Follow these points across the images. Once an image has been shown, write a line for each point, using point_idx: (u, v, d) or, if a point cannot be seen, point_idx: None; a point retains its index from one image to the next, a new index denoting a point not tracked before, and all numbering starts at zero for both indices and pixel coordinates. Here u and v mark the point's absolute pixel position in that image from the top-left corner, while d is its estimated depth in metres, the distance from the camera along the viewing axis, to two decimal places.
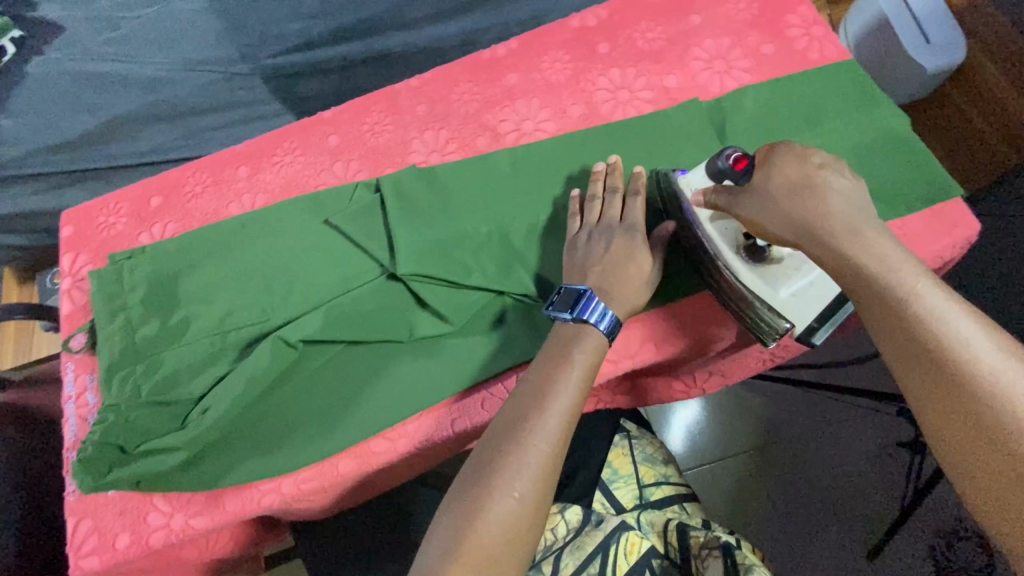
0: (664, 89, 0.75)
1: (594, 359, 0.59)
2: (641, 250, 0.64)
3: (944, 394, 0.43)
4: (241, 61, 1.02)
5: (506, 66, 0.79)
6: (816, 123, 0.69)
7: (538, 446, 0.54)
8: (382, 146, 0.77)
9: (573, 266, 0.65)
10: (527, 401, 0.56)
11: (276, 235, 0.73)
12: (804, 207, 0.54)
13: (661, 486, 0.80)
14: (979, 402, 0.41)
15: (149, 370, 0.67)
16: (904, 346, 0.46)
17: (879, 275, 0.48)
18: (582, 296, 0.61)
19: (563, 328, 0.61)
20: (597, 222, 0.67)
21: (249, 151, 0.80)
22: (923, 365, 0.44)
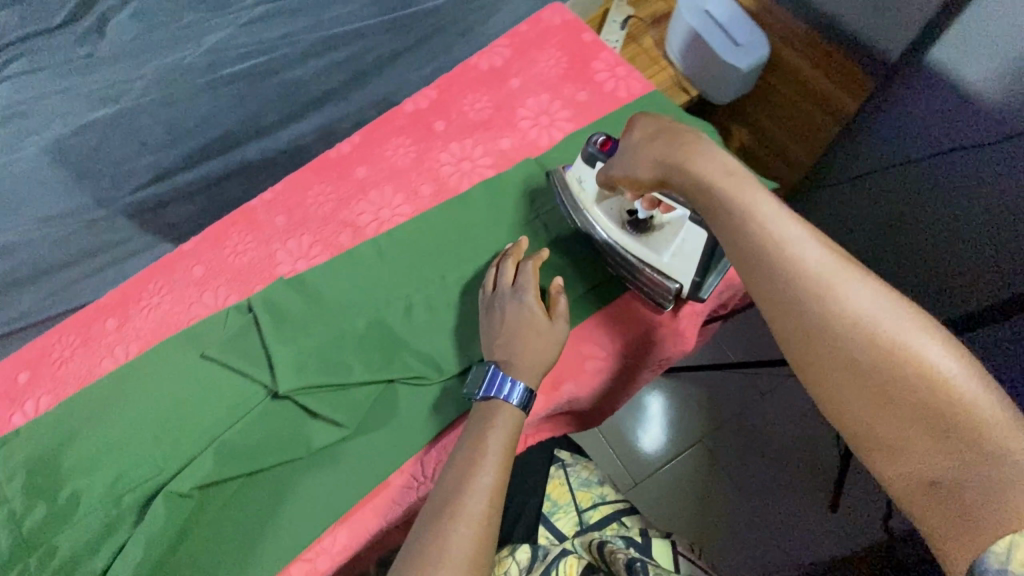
0: (502, 151, 0.81)
1: (514, 432, 0.61)
2: (535, 313, 0.66)
3: (788, 301, 0.48)
4: (99, 206, 1.00)
5: (353, 161, 0.82)
6: None
7: (461, 531, 0.53)
8: (247, 265, 0.78)
9: (483, 343, 0.68)
10: (448, 487, 0.56)
11: (154, 381, 0.71)
12: (662, 155, 0.58)
13: (598, 507, 0.84)
14: (820, 309, 0.47)
15: (43, 560, 0.63)
16: (757, 264, 0.51)
17: (741, 207, 0.53)
18: (490, 374, 0.64)
19: (478, 407, 0.63)
20: (493, 294, 0.70)
21: (115, 301, 0.79)
22: (796, 307, 0.48)
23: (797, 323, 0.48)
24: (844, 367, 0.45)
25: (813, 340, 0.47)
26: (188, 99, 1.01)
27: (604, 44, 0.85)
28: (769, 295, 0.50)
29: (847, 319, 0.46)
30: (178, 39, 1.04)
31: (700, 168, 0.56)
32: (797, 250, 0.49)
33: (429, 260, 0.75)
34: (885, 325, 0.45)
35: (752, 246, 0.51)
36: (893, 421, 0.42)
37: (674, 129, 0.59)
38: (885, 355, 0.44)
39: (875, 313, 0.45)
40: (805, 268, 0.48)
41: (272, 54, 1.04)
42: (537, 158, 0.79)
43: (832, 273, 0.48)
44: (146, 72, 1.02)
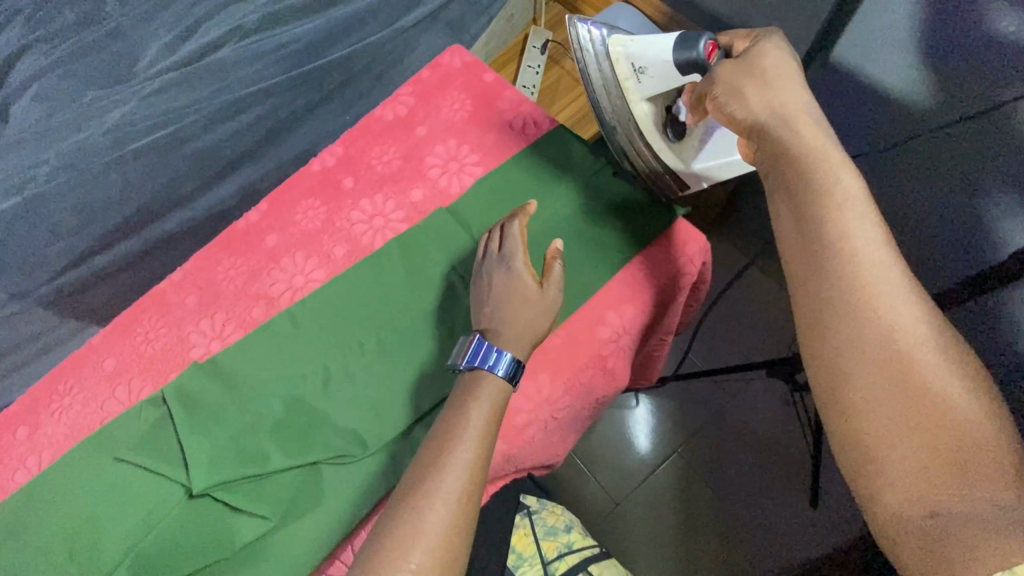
0: (413, 203, 0.79)
1: (498, 400, 0.62)
2: (523, 278, 0.67)
3: (821, 252, 0.50)
4: (12, 300, 0.96)
5: (263, 230, 0.80)
6: (546, 195, 0.78)
7: (435, 509, 0.53)
8: (160, 353, 0.75)
9: (474, 312, 0.69)
10: (427, 458, 0.57)
11: (65, 493, 0.67)
12: (767, 105, 0.59)
13: (563, 556, 0.88)
14: (853, 270, 0.49)
15: None
16: (800, 215, 0.53)
17: (809, 164, 0.54)
18: (473, 346, 0.64)
19: (462, 377, 0.64)
20: (482, 261, 0.71)
21: (25, 407, 0.75)
22: (842, 296, 0.48)
23: (839, 313, 0.48)
24: (856, 333, 0.47)
25: (852, 333, 0.47)
26: (96, 179, 0.98)
27: (507, 82, 0.85)
28: (799, 237, 0.53)
29: (891, 328, 0.46)
30: (80, 117, 1.01)
31: (790, 137, 0.57)
32: (861, 247, 0.49)
33: (345, 327, 0.72)
34: (927, 349, 0.45)
35: (806, 199, 0.53)
36: (883, 402, 0.45)
37: (787, 86, 0.60)
38: (923, 374, 0.44)
39: (923, 335, 0.46)
40: (862, 266, 0.48)
41: (180, 123, 1.00)
42: (449, 208, 0.78)
43: (892, 284, 0.48)
44: (49, 156, 0.98)
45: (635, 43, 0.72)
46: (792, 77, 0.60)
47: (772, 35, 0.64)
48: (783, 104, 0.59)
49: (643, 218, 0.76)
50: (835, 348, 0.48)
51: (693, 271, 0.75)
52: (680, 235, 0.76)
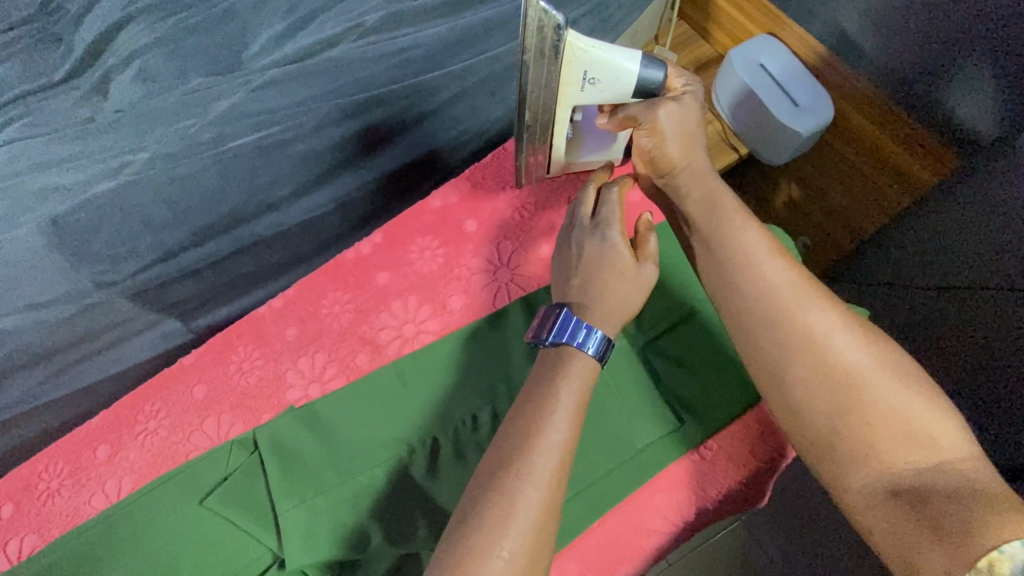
0: (542, 260, 0.71)
1: (588, 381, 0.55)
2: (618, 251, 0.60)
3: (749, 311, 0.58)
4: (97, 289, 0.93)
5: (374, 266, 0.73)
6: None
7: (528, 494, 0.49)
8: (253, 388, 0.69)
9: (558, 283, 0.63)
10: (510, 441, 0.52)
11: (147, 534, 0.63)
12: (681, 155, 0.63)
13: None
14: (768, 324, 0.57)
15: None
16: (729, 275, 0.60)
17: (723, 222, 0.62)
18: (560, 318, 0.58)
19: (546, 354, 0.58)
20: (571, 227, 0.64)
21: (106, 424, 0.71)
22: (769, 328, 0.57)
23: (770, 342, 0.56)
24: (789, 380, 0.55)
25: (785, 364, 0.55)
26: (194, 174, 0.91)
27: None
28: (736, 299, 0.59)
29: (821, 348, 0.54)
30: (183, 104, 0.93)
31: (699, 190, 0.64)
32: (778, 280, 0.57)
33: (459, 393, 0.65)
34: (857, 355, 0.53)
35: (726, 260, 0.61)
36: (839, 433, 0.52)
37: (691, 129, 0.62)
38: (856, 381, 0.52)
39: (851, 345, 0.54)
40: (782, 297, 0.57)
41: (287, 124, 0.93)
42: None
43: (811, 307, 0.56)
44: (147, 143, 0.91)
45: (599, 55, 0.56)
46: (695, 121, 0.62)
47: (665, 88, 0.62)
48: (688, 154, 0.63)
49: None
50: (783, 398, 0.55)
51: None
52: None
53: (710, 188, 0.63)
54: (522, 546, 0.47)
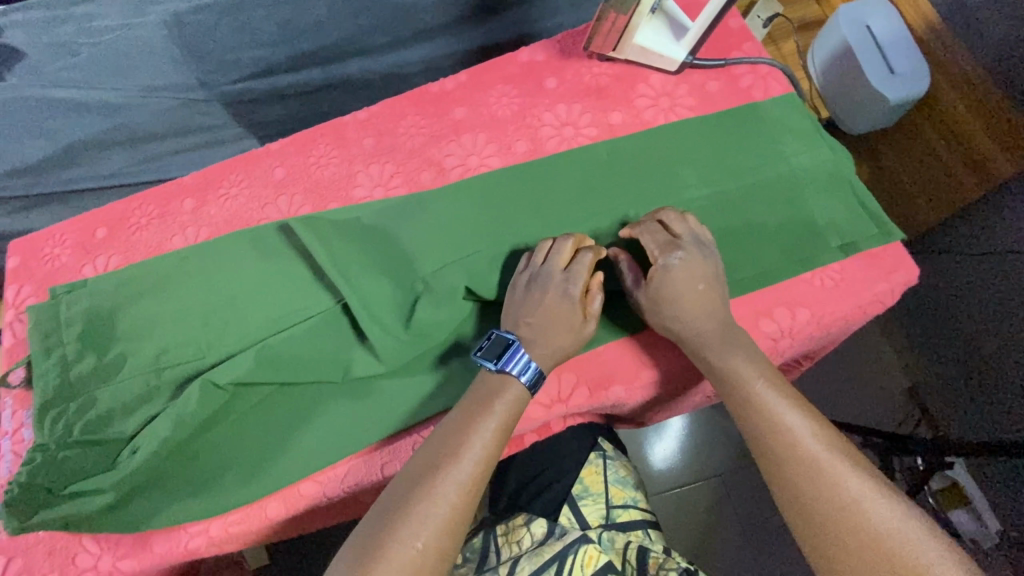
0: (610, 126, 0.74)
1: (515, 411, 0.60)
2: (571, 308, 0.63)
3: (749, 420, 0.57)
4: (200, 87, 1.03)
5: (453, 101, 0.79)
6: (765, 154, 0.69)
7: (447, 495, 0.53)
8: (327, 180, 0.77)
9: (506, 313, 0.64)
10: (439, 446, 0.57)
11: (213, 270, 0.72)
12: (701, 325, 0.61)
13: (627, 508, 0.93)
14: (769, 435, 0.55)
15: (82, 409, 0.66)
16: (732, 387, 0.58)
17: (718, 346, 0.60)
18: (509, 346, 0.61)
19: (488, 377, 0.61)
20: (541, 266, 0.64)
21: (196, 182, 0.80)
22: (805, 505, 0.51)
23: (806, 531, 0.50)
24: (787, 494, 0.52)
25: (835, 564, 0.48)
26: None
27: (751, 34, 0.76)
28: (739, 412, 0.58)
29: (861, 528, 0.48)
30: None
31: (718, 360, 0.60)
32: (812, 446, 0.53)
33: (503, 218, 0.71)
34: (870, 504, 0.49)
35: (730, 374, 0.59)
36: (845, 558, 0.47)
37: (713, 295, 0.61)
38: (890, 567, 0.45)
39: (867, 495, 0.49)
40: (819, 466, 0.52)
41: None
42: (647, 138, 0.72)
43: (846, 477, 0.51)
44: None
45: None
46: (697, 265, 0.61)
47: (650, 225, 0.63)
48: (703, 318, 0.61)
49: (857, 223, 0.65)
50: (790, 508, 0.52)
51: (888, 302, 0.64)
52: (891, 259, 0.64)
53: (716, 334, 0.60)
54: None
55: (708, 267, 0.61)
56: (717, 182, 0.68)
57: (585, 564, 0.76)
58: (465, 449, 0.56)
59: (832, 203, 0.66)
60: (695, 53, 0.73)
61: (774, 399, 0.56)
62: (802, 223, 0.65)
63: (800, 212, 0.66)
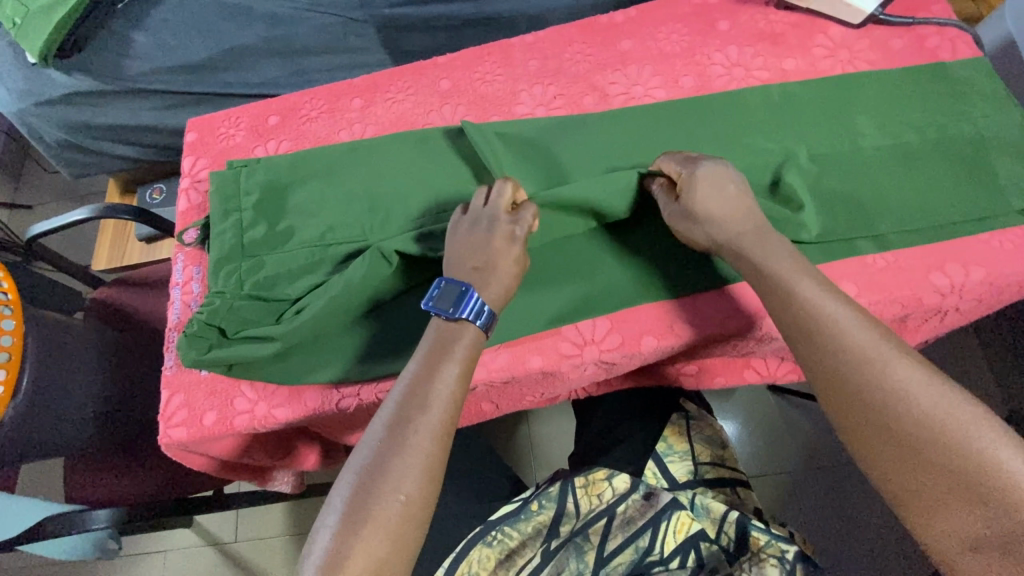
0: (783, 71, 0.74)
1: (472, 357, 0.61)
2: (519, 253, 0.63)
3: (795, 325, 0.57)
4: (359, 9, 1.08)
5: (622, 33, 0.80)
6: (948, 112, 0.68)
7: (422, 445, 0.55)
8: (490, 94, 0.80)
9: (453, 260, 0.63)
10: (404, 399, 0.58)
11: (381, 163, 0.76)
12: (734, 228, 0.61)
13: (714, 466, 0.79)
14: (821, 339, 0.56)
15: (253, 269, 0.72)
16: (774, 297, 0.59)
17: (763, 258, 0.60)
18: (462, 294, 0.61)
19: (438, 328, 0.61)
20: (473, 214, 0.65)
21: (365, 84, 0.85)
22: (852, 393, 0.54)
23: (850, 413, 0.53)
24: (836, 390, 0.55)
25: (882, 440, 0.52)
26: None
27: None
28: (782, 318, 0.58)
29: (907, 409, 0.51)
30: None
31: (762, 256, 0.60)
32: (862, 343, 0.54)
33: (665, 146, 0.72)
34: (923, 388, 0.52)
35: (776, 283, 0.59)
36: (894, 444, 0.51)
37: (738, 198, 0.62)
38: (941, 445, 0.49)
39: (919, 382, 0.52)
40: (866, 359, 0.54)
41: None
42: (823, 85, 0.71)
43: (893, 367, 0.53)
44: None
45: None
46: (728, 180, 0.63)
47: (669, 158, 0.65)
48: (737, 220, 0.62)
49: None
50: (840, 402, 0.54)
51: None
52: None
53: (766, 247, 0.60)
54: (425, 478, 0.55)
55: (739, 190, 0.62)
56: (894, 134, 0.67)
57: (677, 530, 0.68)
58: (437, 381, 0.58)
59: (1015, 165, 0.65)
60: (883, 6, 0.72)
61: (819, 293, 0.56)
62: (982, 181, 0.65)
63: (982, 174, 0.65)
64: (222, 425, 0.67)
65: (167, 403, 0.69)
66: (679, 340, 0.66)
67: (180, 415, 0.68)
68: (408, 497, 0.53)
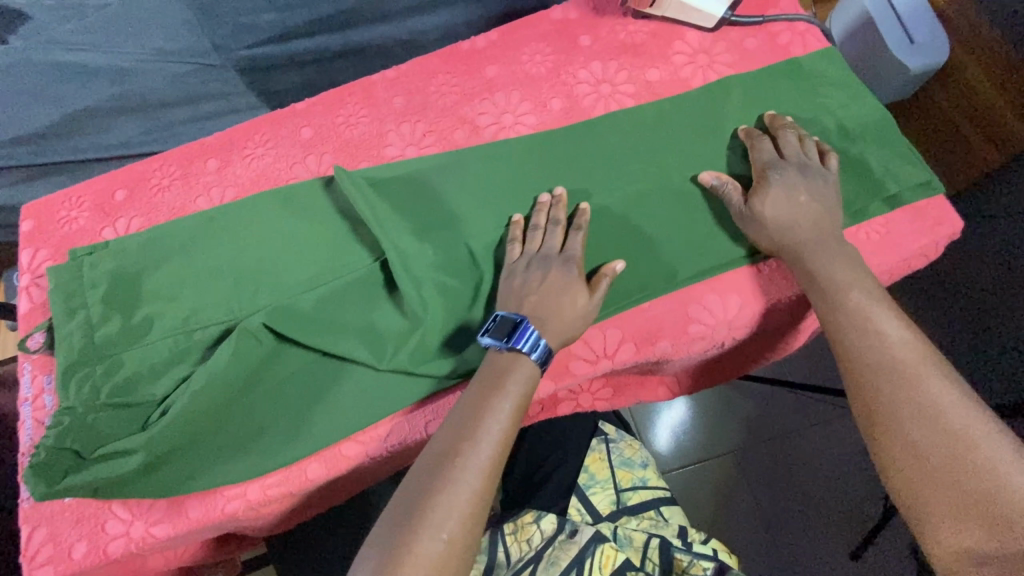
0: (647, 83, 0.73)
1: (526, 394, 0.57)
2: (577, 284, 0.60)
3: (831, 312, 0.58)
4: (215, 53, 1.00)
5: (485, 59, 0.77)
6: (809, 108, 0.69)
7: (469, 481, 0.51)
8: (356, 139, 0.75)
9: (507, 299, 0.61)
10: (458, 430, 0.54)
11: (242, 230, 0.70)
12: (804, 231, 0.61)
13: (637, 490, 0.82)
14: (853, 326, 0.57)
15: (108, 372, 0.64)
16: (819, 291, 0.60)
17: (814, 260, 0.60)
18: (517, 325, 0.58)
19: (497, 358, 0.58)
20: (534, 253, 0.63)
21: (218, 143, 0.77)
22: (879, 397, 0.54)
23: (870, 393, 0.54)
24: (858, 373, 0.55)
25: (893, 420, 0.52)
26: None
27: None
28: (823, 306, 0.59)
29: (936, 421, 0.50)
30: None
31: (822, 263, 0.60)
32: (899, 346, 0.55)
33: (541, 175, 0.69)
34: (941, 392, 0.52)
35: (824, 281, 0.59)
36: (901, 425, 0.52)
37: (815, 208, 0.62)
38: (947, 442, 0.49)
39: (939, 384, 0.52)
40: (895, 358, 0.54)
41: None
42: (688, 95, 0.71)
43: (939, 392, 0.52)
44: None
45: None
46: (805, 186, 0.62)
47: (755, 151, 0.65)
48: (807, 226, 0.62)
49: (903, 170, 0.66)
50: (859, 382, 0.55)
51: (932, 256, 0.64)
52: (936, 211, 0.65)
53: (825, 251, 0.60)
54: (488, 490, 0.52)
55: (821, 197, 0.62)
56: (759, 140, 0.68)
57: (603, 565, 0.68)
58: (493, 414, 0.55)
59: (876, 153, 0.67)
60: (733, 8, 0.72)
61: (861, 288, 0.57)
62: (849, 172, 0.65)
63: (849, 167, 0.65)
64: (93, 557, 0.59)
65: (27, 541, 0.60)
66: (579, 378, 0.63)
67: (44, 552, 0.59)
68: (474, 495, 0.50)
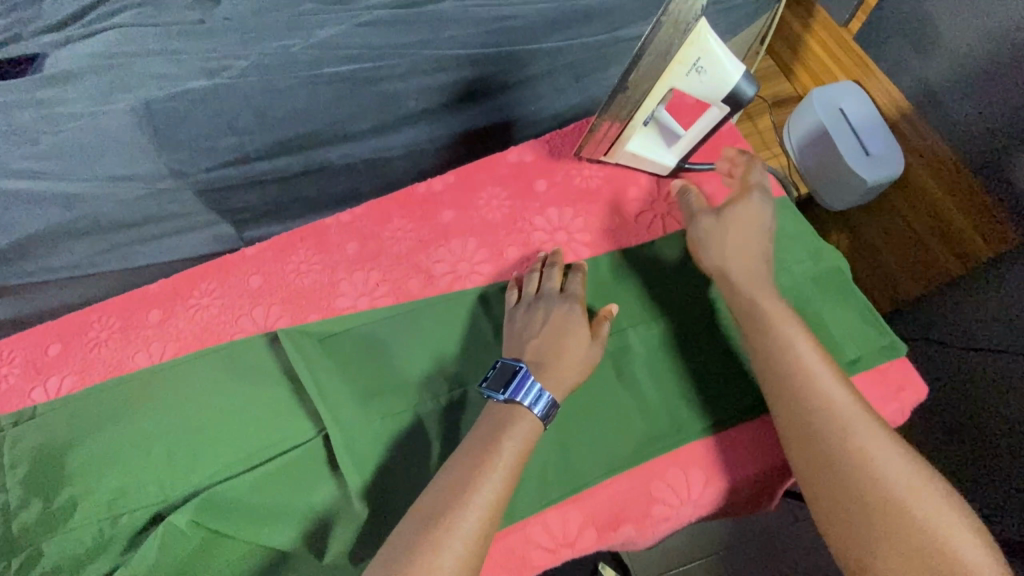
0: (603, 231, 0.72)
1: (526, 447, 0.55)
2: (581, 324, 0.62)
3: (774, 374, 0.59)
4: (170, 177, 0.96)
5: (441, 203, 0.76)
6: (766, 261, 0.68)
7: (458, 544, 0.48)
8: (307, 289, 0.73)
9: (511, 344, 0.62)
10: (449, 489, 0.51)
11: (178, 394, 0.65)
12: (750, 279, 0.63)
13: None
14: (799, 389, 0.57)
15: (26, 566, 0.58)
16: (765, 353, 0.60)
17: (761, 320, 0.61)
18: (516, 374, 0.57)
19: (495, 408, 0.57)
20: (536, 295, 0.65)
21: (162, 292, 0.74)
22: (825, 462, 0.53)
23: (817, 457, 0.54)
24: (803, 435, 0.55)
25: (839, 487, 0.52)
26: (285, 90, 0.94)
27: (739, 137, 0.77)
28: (770, 369, 0.59)
29: (883, 492, 0.50)
30: (290, 25, 0.99)
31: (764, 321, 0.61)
32: (844, 407, 0.55)
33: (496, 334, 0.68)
34: (885, 456, 0.52)
35: (769, 343, 0.60)
36: (848, 492, 0.51)
37: (752, 252, 0.64)
38: (896, 513, 0.49)
39: (883, 447, 0.52)
40: (839, 419, 0.54)
41: (382, 62, 0.96)
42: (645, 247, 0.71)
43: (882, 457, 0.52)
44: (249, 53, 0.97)
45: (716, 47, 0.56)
46: (748, 230, 0.65)
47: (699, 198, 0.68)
48: (751, 276, 0.63)
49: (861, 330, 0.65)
50: (806, 445, 0.55)
51: (897, 421, 0.63)
52: (896, 375, 0.64)
53: (771, 305, 0.61)
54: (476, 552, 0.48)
55: (762, 241, 0.65)
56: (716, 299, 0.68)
57: None
58: (490, 472, 0.52)
59: (835, 311, 0.66)
60: (687, 158, 0.72)
61: (807, 350, 0.58)
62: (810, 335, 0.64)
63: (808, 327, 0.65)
64: None
65: None
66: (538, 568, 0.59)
67: None
68: (463, 558, 0.47)
